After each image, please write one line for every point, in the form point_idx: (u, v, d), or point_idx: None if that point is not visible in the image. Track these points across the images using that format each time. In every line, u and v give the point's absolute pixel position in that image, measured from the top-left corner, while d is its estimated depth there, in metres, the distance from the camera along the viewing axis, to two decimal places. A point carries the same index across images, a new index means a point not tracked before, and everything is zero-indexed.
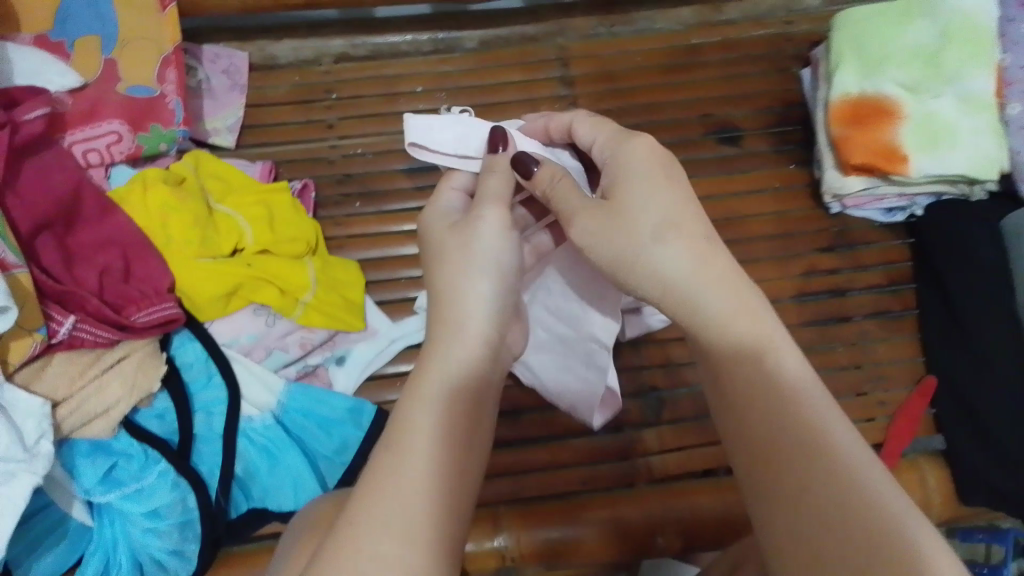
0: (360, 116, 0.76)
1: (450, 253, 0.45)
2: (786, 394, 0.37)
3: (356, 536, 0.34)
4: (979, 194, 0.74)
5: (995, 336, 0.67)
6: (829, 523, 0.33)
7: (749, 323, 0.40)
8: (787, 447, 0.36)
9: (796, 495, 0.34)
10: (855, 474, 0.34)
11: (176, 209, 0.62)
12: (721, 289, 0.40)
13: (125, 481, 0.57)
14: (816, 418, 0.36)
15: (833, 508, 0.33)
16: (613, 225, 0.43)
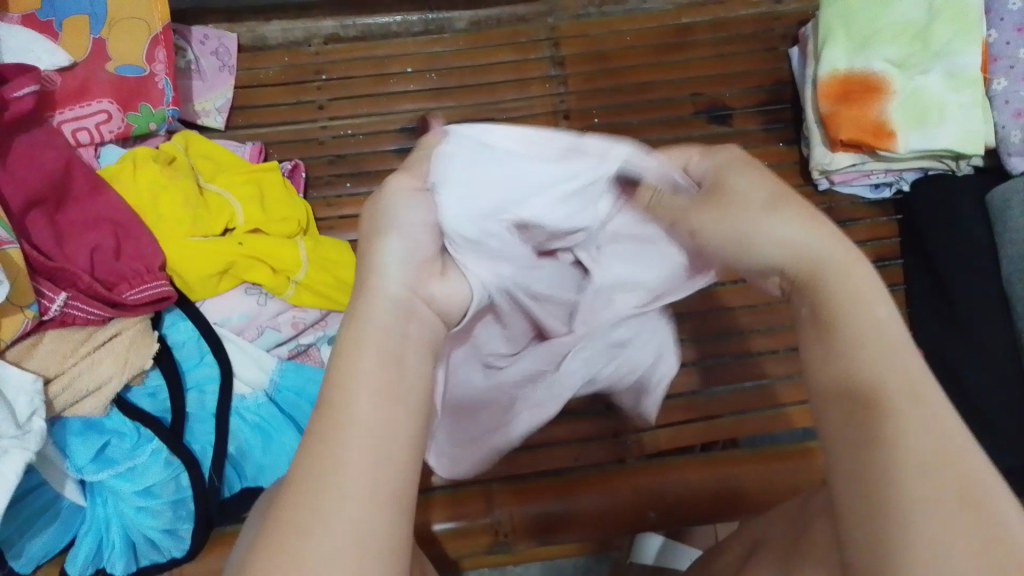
0: (351, 97, 0.76)
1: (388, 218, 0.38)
2: (868, 390, 0.30)
3: (288, 535, 0.27)
4: (966, 169, 0.74)
5: (983, 319, 0.69)
6: (859, 500, 0.27)
7: (865, 327, 0.32)
8: (866, 450, 0.29)
9: (846, 464, 0.29)
10: (954, 480, 0.26)
11: (166, 189, 0.62)
12: (854, 284, 0.34)
13: (117, 459, 0.57)
14: (887, 384, 0.30)
15: (860, 484, 0.28)
16: (723, 228, 0.39)
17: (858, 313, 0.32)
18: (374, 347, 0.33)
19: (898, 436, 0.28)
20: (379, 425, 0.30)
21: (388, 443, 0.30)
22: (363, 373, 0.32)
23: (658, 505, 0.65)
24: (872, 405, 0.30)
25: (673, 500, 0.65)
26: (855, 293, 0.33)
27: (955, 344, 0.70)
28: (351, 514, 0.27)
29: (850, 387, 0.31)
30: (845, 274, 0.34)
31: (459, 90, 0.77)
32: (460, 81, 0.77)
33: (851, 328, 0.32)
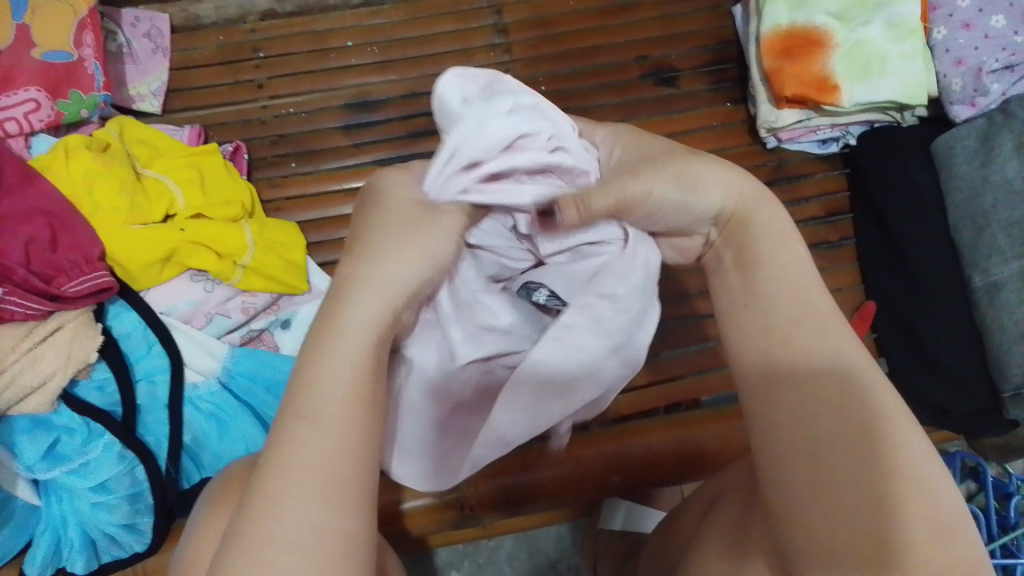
0: (291, 74, 0.74)
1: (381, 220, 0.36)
2: (836, 368, 0.32)
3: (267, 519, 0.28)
4: (910, 120, 0.75)
5: (938, 267, 0.69)
6: (844, 476, 0.30)
7: (784, 299, 0.34)
8: (833, 438, 0.31)
9: (806, 435, 0.31)
10: (914, 472, 0.30)
11: (101, 176, 0.60)
12: (773, 231, 0.36)
13: (69, 456, 0.56)
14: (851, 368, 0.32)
15: (844, 459, 0.30)
16: (671, 178, 0.37)
17: (780, 270, 0.35)
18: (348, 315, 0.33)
19: (873, 427, 0.31)
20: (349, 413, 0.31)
21: (358, 418, 0.31)
22: (335, 354, 0.32)
23: (621, 469, 0.66)
24: (837, 387, 0.32)
25: (635, 464, 0.66)
26: (773, 253, 0.36)
27: (905, 294, 0.71)
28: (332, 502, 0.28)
29: (807, 366, 0.32)
30: (768, 235, 0.36)
31: (401, 62, 0.75)
32: (402, 53, 0.76)
33: (773, 283, 0.35)
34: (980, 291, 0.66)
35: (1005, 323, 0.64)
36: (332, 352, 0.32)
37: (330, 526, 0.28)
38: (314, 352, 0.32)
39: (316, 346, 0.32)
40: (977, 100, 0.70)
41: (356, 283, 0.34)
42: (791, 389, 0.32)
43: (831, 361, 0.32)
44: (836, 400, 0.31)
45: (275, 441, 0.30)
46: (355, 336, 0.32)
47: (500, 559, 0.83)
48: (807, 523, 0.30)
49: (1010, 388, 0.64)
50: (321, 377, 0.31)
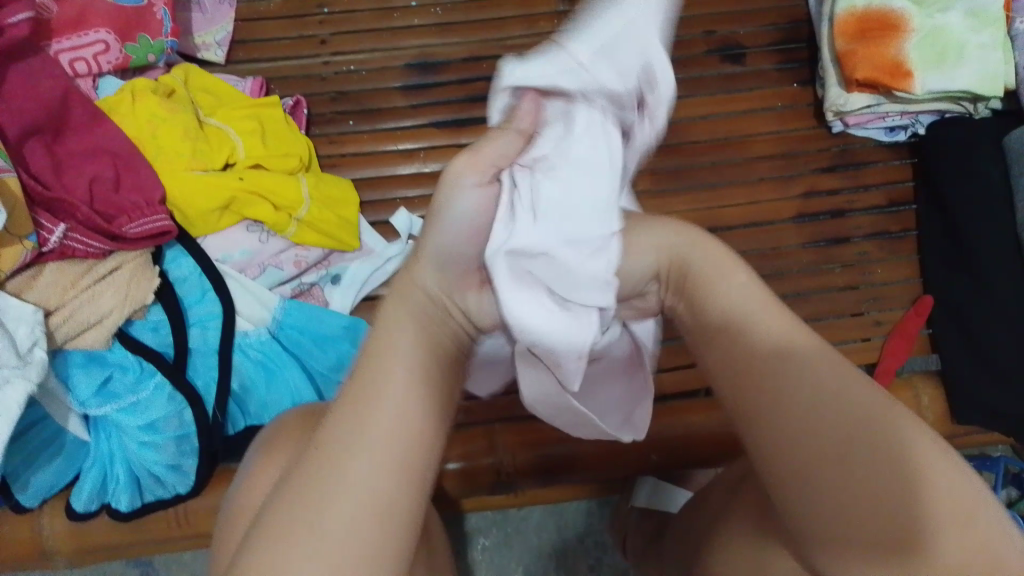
0: (354, 31, 0.74)
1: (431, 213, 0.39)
2: (788, 360, 0.36)
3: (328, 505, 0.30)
4: (983, 112, 0.73)
5: (1000, 265, 0.67)
6: (862, 482, 0.32)
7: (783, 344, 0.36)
8: (832, 439, 0.33)
9: (828, 453, 0.33)
10: (913, 444, 0.32)
11: (165, 121, 0.61)
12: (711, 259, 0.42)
13: (119, 394, 0.57)
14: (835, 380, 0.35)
15: (877, 478, 0.32)
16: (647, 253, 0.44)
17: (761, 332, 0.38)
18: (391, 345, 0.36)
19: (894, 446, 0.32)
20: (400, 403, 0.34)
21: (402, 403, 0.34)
22: (385, 368, 0.35)
23: (660, 447, 0.65)
24: (785, 369, 0.36)
25: (674, 443, 0.66)
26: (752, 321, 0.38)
27: (962, 292, 0.69)
28: (387, 502, 0.31)
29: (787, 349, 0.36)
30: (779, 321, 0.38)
31: (465, 26, 0.75)
32: (465, 16, 0.75)
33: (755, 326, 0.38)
34: None
35: None
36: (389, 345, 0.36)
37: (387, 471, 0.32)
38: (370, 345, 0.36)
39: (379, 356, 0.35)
40: None
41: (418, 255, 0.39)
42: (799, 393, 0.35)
43: (781, 339, 0.37)
44: (781, 374, 0.36)
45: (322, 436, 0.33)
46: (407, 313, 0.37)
47: (528, 531, 0.83)
48: (822, 522, 0.33)
49: None
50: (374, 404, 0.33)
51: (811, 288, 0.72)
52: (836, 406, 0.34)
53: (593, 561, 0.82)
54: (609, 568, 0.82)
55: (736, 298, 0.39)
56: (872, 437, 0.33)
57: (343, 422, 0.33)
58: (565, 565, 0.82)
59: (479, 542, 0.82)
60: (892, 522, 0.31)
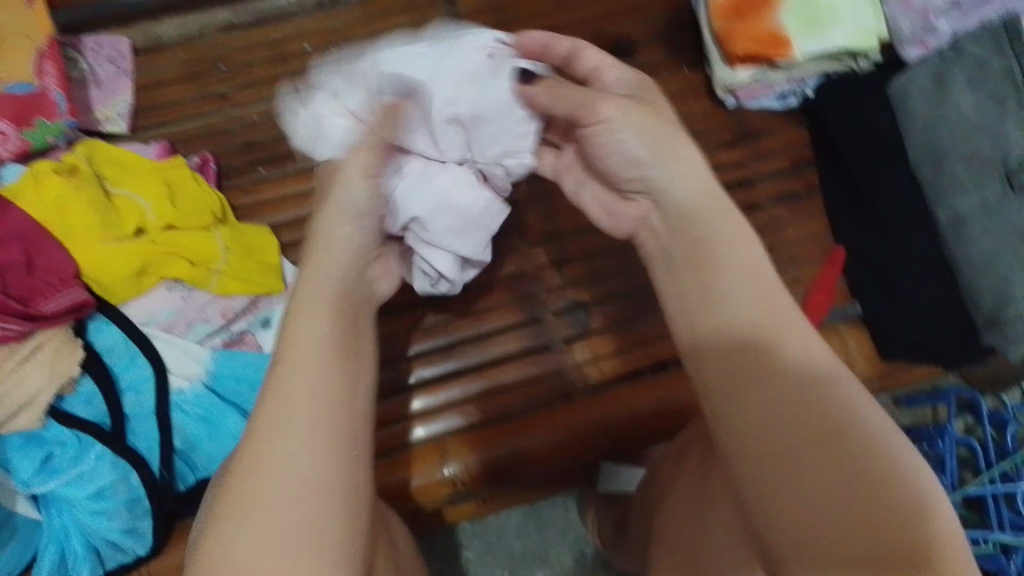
0: (252, 83, 0.76)
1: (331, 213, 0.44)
2: (748, 341, 0.37)
3: (268, 468, 0.33)
4: (864, 66, 0.76)
5: (900, 208, 0.71)
6: (860, 528, 0.31)
7: (731, 289, 0.39)
8: (848, 491, 0.32)
9: (820, 484, 0.32)
10: (918, 486, 0.31)
11: (72, 197, 0.63)
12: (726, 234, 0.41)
13: (62, 468, 0.58)
14: (852, 402, 0.34)
15: (872, 514, 0.31)
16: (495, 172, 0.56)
17: (738, 261, 0.40)
18: (306, 290, 0.40)
19: (906, 504, 0.31)
20: (315, 411, 0.35)
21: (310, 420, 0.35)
22: (314, 315, 0.39)
23: (606, 435, 0.67)
24: (754, 353, 0.37)
25: (616, 428, 0.67)
26: (777, 339, 0.37)
27: (873, 235, 0.72)
28: (326, 460, 0.34)
29: (735, 332, 0.38)
30: (727, 239, 0.41)
31: None
32: None
33: (726, 290, 0.39)
34: (946, 225, 0.68)
35: (971, 255, 0.66)
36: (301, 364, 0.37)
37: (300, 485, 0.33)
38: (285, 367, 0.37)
39: (298, 314, 0.39)
40: (926, 39, 0.71)
41: (311, 301, 0.40)
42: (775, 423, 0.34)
43: (757, 308, 0.38)
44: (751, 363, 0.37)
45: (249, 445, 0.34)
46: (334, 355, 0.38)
47: (508, 538, 0.84)
48: (809, 548, 0.32)
49: (985, 315, 0.65)
50: (305, 332, 0.38)
51: None
52: (793, 399, 0.35)
53: (576, 556, 0.84)
54: (592, 560, 0.83)
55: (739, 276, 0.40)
56: (820, 433, 0.33)
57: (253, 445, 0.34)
58: (549, 565, 0.83)
59: (462, 558, 0.83)
60: (870, 530, 0.31)
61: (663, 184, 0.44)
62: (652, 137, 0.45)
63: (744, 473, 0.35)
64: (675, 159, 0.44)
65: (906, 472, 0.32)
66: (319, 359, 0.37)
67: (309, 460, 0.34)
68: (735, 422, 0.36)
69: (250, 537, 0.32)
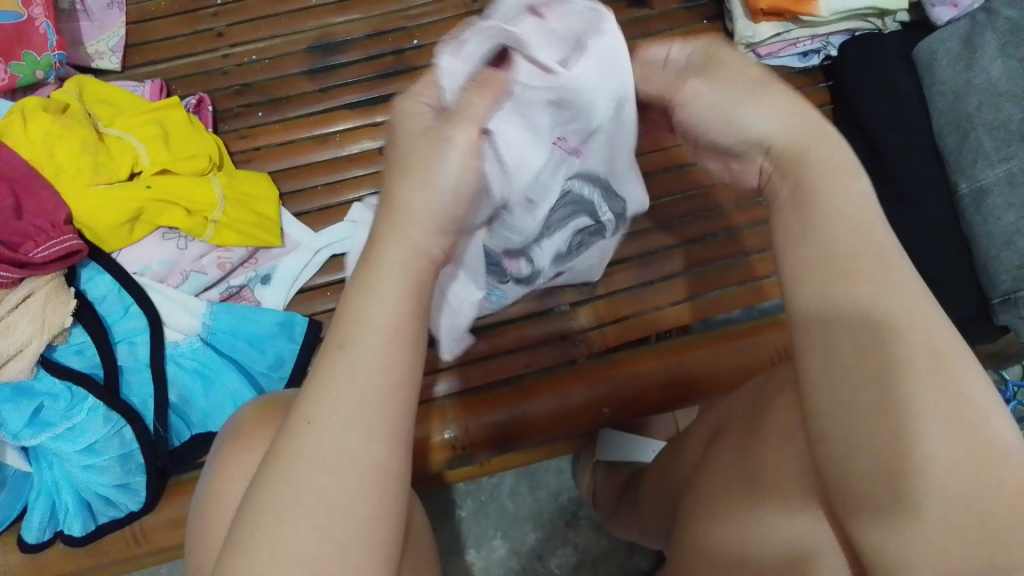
0: (251, 21, 0.72)
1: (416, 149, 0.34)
2: (883, 322, 0.29)
3: (304, 454, 0.29)
4: (891, 27, 0.74)
5: (923, 177, 0.68)
6: (882, 453, 0.29)
7: (838, 230, 0.31)
8: (879, 418, 0.29)
9: (876, 421, 0.29)
10: (975, 409, 0.29)
11: (61, 137, 0.60)
12: (831, 166, 0.33)
13: (53, 421, 0.56)
14: (911, 312, 0.30)
15: (897, 452, 0.29)
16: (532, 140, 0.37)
17: (836, 195, 0.32)
18: (401, 225, 0.33)
19: (916, 424, 0.28)
20: (367, 392, 0.30)
21: (365, 396, 0.30)
22: (386, 273, 0.32)
23: (612, 401, 0.66)
24: (884, 333, 0.29)
25: (625, 394, 0.66)
26: (826, 186, 0.32)
27: (890, 204, 0.70)
28: (354, 435, 0.29)
29: (849, 251, 0.31)
30: (822, 159, 0.33)
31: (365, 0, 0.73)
32: None
33: (830, 215, 0.32)
34: (967, 198, 0.66)
35: (992, 230, 0.64)
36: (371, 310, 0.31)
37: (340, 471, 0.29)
38: (354, 302, 0.31)
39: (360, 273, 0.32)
40: (959, 1, 0.69)
41: (364, 288, 0.32)
42: (853, 374, 0.29)
43: (856, 233, 0.31)
44: (884, 344, 0.29)
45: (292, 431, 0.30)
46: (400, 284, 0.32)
47: (502, 496, 0.83)
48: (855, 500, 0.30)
49: (1000, 294, 0.64)
50: (375, 298, 0.31)
51: (740, 222, 0.72)
52: (865, 334, 0.29)
53: (569, 518, 0.83)
54: (585, 521, 0.82)
55: (797, 123, 0.34)
56: (893, 392, 0.29)
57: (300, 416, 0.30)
58: (542, 524, 0.83)
59: (456, 514, 0.82)
60: (902, 499, 0.29)
61: (745, 132, 0.34)
62: (750, 103, 0.34)
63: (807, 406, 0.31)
64: (737, 69, 0.35)
65: (980, 438, 0.28)
66: (380, 322, 0.31)
67: (342, 419, 0.29)
68: (809, 352, 0.31)
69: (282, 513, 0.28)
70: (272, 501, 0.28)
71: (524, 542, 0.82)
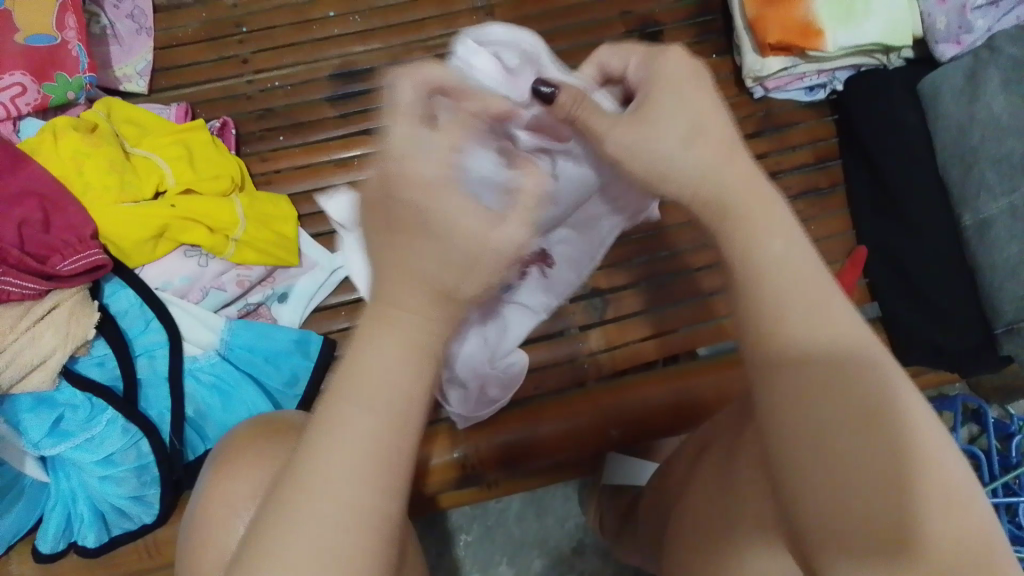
0: (273, 48, 0.74)
1: (382, 224, 0.32)
2: (845, 362, 0.32)
3: (315, 506, 0.27)
4: (897, 62, 0.75)
5: (928, 209, 0.70)
6: (864, 495, 0.30)
7: (799, 291, 0.33)
8: (853, 458, 0.30)
9: (846, 463, 0.30)
10: (930, 451, 0.31)
11: (90, 156, 0.61)
12: (757, 209, 0.34)
13: (72, 432, 0.58)
14: (862, 348, 0.32)
15: (871, 488, 0.30)
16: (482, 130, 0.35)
17: (769, 245, 0.34)
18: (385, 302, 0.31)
19: (897, 470, 0.30)
20: (391, 437, 0.29)
21: (383, 443, 0.29)
22: (394, 327, 0.30)
23: (619, 423, 0.67)
24: (853, 370, 0.32)
25: (632, 418, 0.67)
26: (758, 232, 0.34)
27: (895, 234, 0.71)
28: (368, 491, 0.28)
29: (780, 302, 0.33)
30: (747, 205, 0.34)
31: (385, 31, 0.75)
32: (384, 20, 0.75)
33: (763, 266, 0.33)
34: (970, 229, 0.67)
35: (995, 260, 0.65)
36: (375, 344, 0.30)
37: (363, 514, 0.28)
38: (358, 343, 0.30)
39: (371, 322, 0.31)
40: (962, 39, 0.70)
41: (364, 341, 0.30)
42: (822, 414, 0.31)
43: (800, 278, 0.33)
44: (849, 383, 0.31)
45: (303, 469, 0.28)
46: (415, 335, 0.31)
47: (509, 522, 0.83)
48: (834, 533, 0.31)
49: (1004, 324, 0.65)
50: (369, 363, 0.29)
51: None
52: (829, 367, 0.32)
53: (575, 543, 0.83)
54: (591, 547, 0.83)
55: (697, 167, 0.35)
56: (863, 425, 0.31)
57: (320, 463, 0.28)
58: (548, 550, 0.83)
59: (461, 538, 0.82)
60: (877, 530, 0.30)
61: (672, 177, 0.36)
62: (675, 139, 0.35)
63: (776, 438, 0.32)
64: (666, 126, 0.38)
65: (939, 467, 0.31)
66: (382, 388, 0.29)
67: (364, 470, 0.28)
68: (783, 385, 0.32)
69: (316, 546, 0.27)
70: (287, 537, 0.27)
71: (529, 567, 0.82)
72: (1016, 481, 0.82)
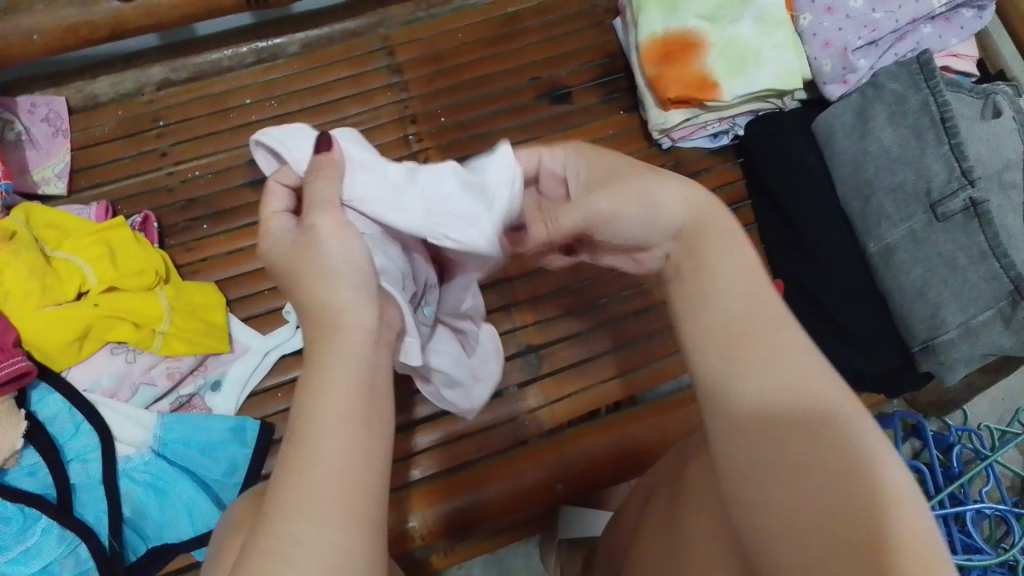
0: (192, 139, 0.76)
1: (309, 276, 0.38)
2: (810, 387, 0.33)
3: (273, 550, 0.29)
4: (791, 104, 0.80)
5: (837, 241, 0.73)
6: (845, 499, 0.29)
7: (736, 308, 0.36)
8: (823, 463, 0.30)
9: (823, 469, 0.30)
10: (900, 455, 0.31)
11: (9, 262, 0.61)
12: (720, 238, 0.39)
13: (6, 545, 0.56)
14: (818, 369, 0.34)
15: (850, 492, 0.29)
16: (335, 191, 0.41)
17: (720, 262, 0.38)
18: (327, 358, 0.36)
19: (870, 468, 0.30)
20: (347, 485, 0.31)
21: (333, 482, 0.31)
22: (333, 382, 0.35)
23: (564, 476, 0.67)
24: (808, 390, 0.33)
25: (575, 470, 0.67)
26: (716, 254, 0.38)
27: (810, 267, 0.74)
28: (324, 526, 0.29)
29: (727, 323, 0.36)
30: (710, 238, 0.39)
31: (302, 113, 0.77)
32: (301, 103, 0.77)
33: (716, 295, 0.37)
34: (877, 257, 0.71)
35: (903, 283, 0.68)
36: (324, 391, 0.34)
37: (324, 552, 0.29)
38: (307, 395, 0.34)
39: (310, 381, 0.35)
40: (848, 78, 0.75)
41: (306, 391, 0.34)
42: (779, 433, 0.32)
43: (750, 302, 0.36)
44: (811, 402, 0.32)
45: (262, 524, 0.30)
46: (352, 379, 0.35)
47: None
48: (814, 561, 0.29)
49: (920, 342, 0.68)
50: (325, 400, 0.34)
51: None
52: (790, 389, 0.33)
53: None
54: None
55: (676, 210, 0.40)
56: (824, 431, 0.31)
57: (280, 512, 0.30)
58: None
59: None
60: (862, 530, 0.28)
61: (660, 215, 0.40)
62: (659, 186, 0.41)
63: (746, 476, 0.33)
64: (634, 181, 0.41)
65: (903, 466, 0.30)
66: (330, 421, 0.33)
67: (315, 512, 0.30)
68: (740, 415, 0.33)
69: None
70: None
71: None
72: (960, 491, 0.84)
